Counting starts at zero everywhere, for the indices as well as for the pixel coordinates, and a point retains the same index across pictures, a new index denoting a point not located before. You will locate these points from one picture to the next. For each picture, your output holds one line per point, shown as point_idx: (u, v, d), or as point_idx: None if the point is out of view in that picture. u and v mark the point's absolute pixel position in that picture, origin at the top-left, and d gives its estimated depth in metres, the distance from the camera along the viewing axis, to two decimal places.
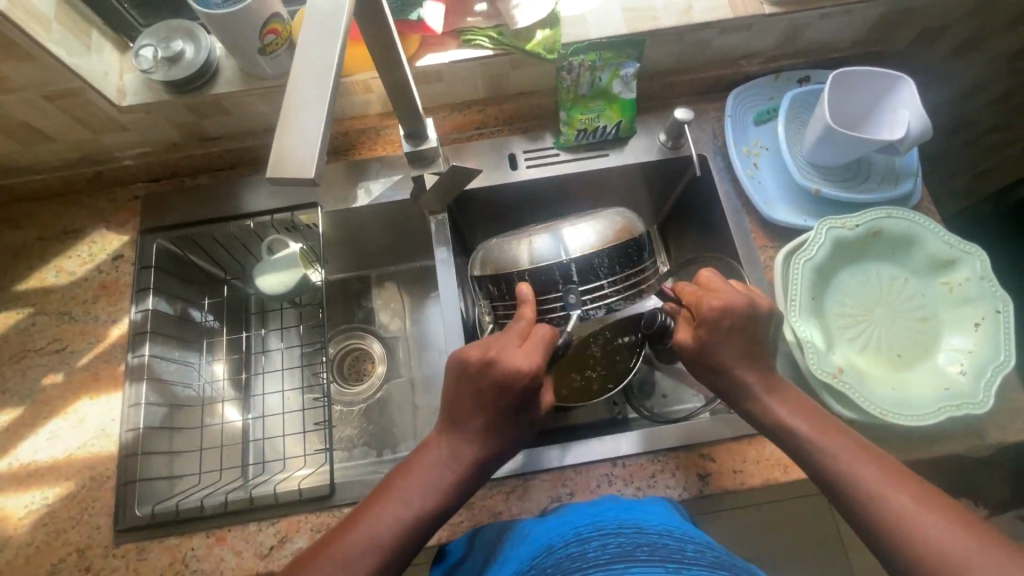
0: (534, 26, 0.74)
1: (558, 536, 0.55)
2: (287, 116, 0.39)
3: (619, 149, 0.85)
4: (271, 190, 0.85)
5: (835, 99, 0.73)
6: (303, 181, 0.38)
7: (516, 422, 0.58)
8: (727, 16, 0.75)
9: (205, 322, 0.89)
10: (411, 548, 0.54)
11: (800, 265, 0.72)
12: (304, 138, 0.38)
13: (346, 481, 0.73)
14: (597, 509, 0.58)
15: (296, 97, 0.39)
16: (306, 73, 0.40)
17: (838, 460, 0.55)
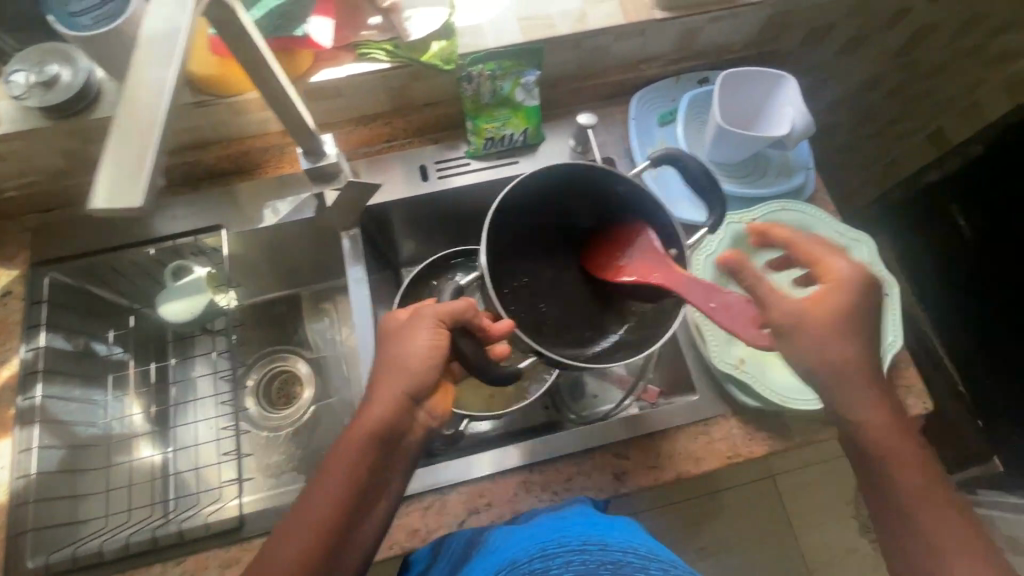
0: (430, 37, 0.73)
1: (523, 549, 0.53)
2: (113, 141, 0.37)
3: (530, 155, 0.85)
4: (173, 213, 0.82)
5: (726, 97, 0.76)
6: (130, 206, 0.36)
7: (409, 373, 0.56)
8: (620, 22, 0.77)
9: (111, 355, 0.85)
10: (329, 526, 0.51)
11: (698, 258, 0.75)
12: (131, 162, 0.37)
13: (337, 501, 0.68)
14: (568, 521, 0.57)
15: (124, 121, 0.37)
16: (137, 97, 0.38)
17: (879, 446, 0.54)
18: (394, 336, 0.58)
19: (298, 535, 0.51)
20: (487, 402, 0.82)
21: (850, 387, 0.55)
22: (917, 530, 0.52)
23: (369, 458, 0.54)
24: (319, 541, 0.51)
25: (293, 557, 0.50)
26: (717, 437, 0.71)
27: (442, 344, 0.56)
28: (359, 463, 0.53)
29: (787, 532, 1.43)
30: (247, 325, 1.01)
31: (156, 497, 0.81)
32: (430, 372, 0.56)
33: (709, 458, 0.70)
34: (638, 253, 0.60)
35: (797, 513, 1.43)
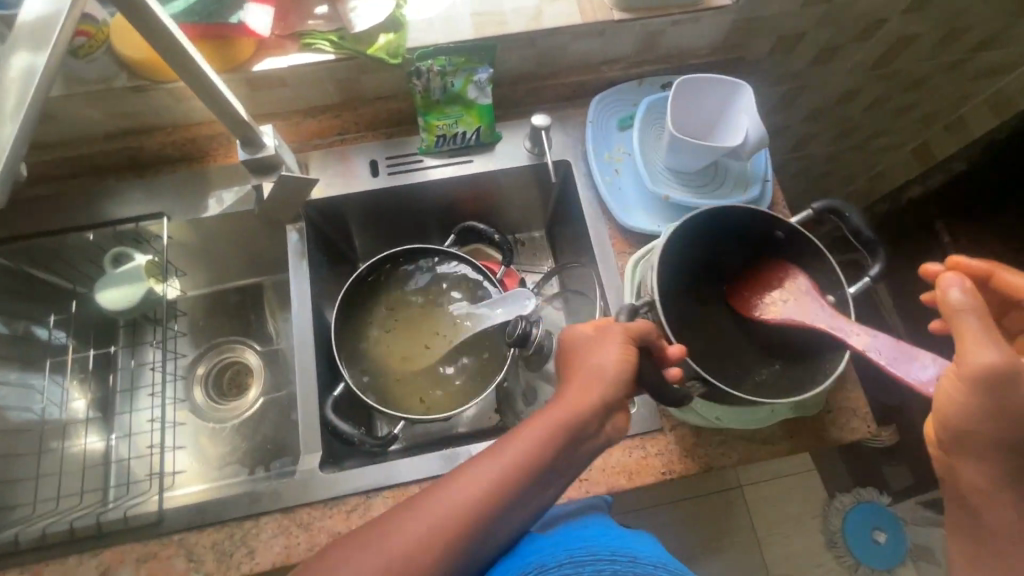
0: (376, 30, 0.72)
1: (547, 552, 0.48)
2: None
3: (484, 155, 0.83)
4: (117, 199, 0.81)
5: (680, 104, 0.74)
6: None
7: (600, 382, 0.56)
8: (576, 22, 0.75)
9: (53, 340, 0.84)
10: (480, 502, 0.49)
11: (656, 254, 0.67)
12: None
13: (255, 498, 0.67)
14: (588, 532, 0.51)
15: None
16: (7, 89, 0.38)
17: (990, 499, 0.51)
18: (586, 346, 0.59)
19: (450, 504, 0.49)
20: (424, 406, 0.80)
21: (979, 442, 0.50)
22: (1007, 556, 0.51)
23: (550, 452, 0.52)
24: (479, 519, 0.49)
25: (438, 526, 0.48)
26: (654, 453, 0.70)
27: (629, 360, 0.56)
28: (541, 456, 0.52)
29: (754, 546, 1.37)
30: (198, 313, 1.00)
31: (102, 483, 0.83)
32: (623, 385, 0.56)
33: (644, 474, 0.69)
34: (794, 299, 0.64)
35: (764, 526, 1.38)
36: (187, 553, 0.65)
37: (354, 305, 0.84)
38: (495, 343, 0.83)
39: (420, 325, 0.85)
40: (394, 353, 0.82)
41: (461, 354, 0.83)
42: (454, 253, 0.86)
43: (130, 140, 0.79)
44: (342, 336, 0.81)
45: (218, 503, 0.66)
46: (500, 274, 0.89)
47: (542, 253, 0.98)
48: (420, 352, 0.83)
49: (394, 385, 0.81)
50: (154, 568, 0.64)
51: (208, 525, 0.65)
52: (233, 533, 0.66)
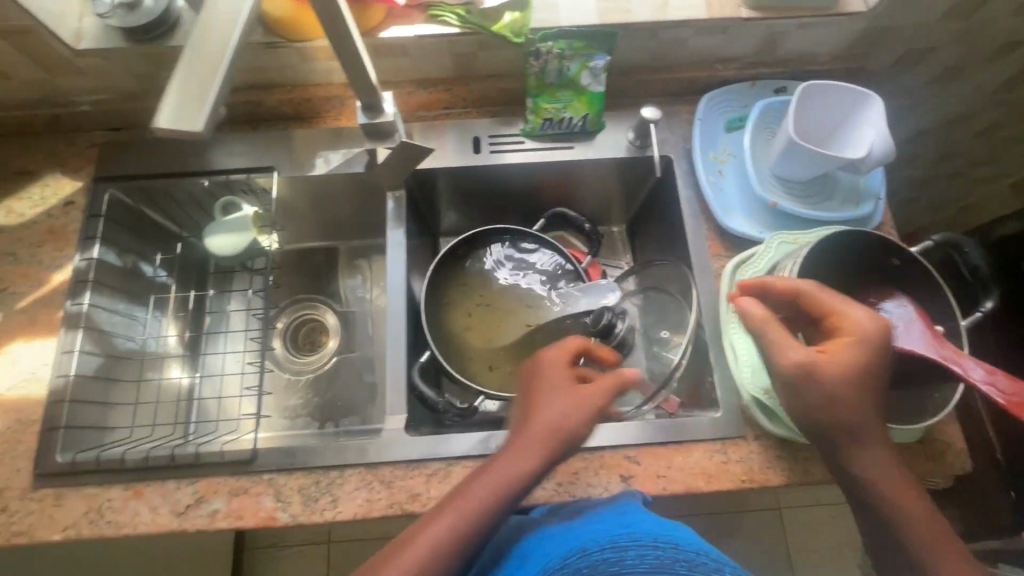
0: (503, 8, 0.72)
1: (591, 538, 0.51)
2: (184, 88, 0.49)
3: (585, 143, 0.83)
4: (228, 150, 0.83)
5: (803, 109, 0.71)
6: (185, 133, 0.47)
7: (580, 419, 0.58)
8: (702, 16, 0.74)
9: (155, 278, 0.89)
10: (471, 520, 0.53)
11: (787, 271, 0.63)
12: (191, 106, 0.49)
13: (341, 450, 0.70)
14: (626, 519, 0.53)
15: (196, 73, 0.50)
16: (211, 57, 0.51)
17: (865, 497, 0.55)
18: (546, 386, 0.61)
19: (463, 518, 0.53)
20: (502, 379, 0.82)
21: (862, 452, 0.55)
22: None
23: (541, 456, 0.57)
24: (472, 496, 0.54)
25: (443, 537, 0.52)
26: (734, 459, 0.69)
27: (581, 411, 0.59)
28: (527, 459, 0.56)
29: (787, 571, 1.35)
30: (282, 268, 1.04)
31: (177, 418, 0.85)
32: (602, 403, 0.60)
33: (722, 479, 0.68)
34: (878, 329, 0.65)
35: (800, 552, 1.36)
36: (275, 493, 0.68)
37: (442, 278, 0.86)
38: (575, 331, 0.84)
39: (504, 305, 0.86)
40: (475, 330, 0.84)
41: (542, 337, 0.83)
42: (543, 239, 0.88)
43: (250, 95, 0.82)
44: (430, 306, 0.83)
45: (307, 450, 0.70)
46: (585, 264, 0.89)
47: (621, 248, 0.97)
48: (502, 332, 0.84)
49: (475, 360, 0.82)
50: (244, 502, 0.68)
51: (298, 470, 0.69)
52: (319, 480, 0.69)
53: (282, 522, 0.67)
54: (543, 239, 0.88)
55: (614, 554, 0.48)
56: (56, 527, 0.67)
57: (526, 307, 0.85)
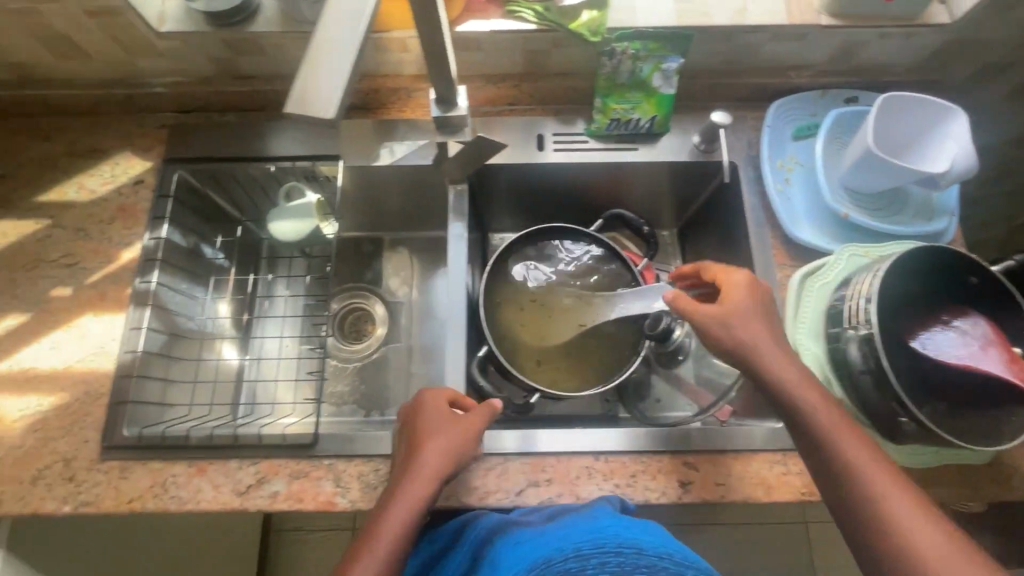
0: (582, 6, 0.72)
1: (555, 546, 0.51)
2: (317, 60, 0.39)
3: (650, 145, 0.83)
4: (293, 137, 0.84)
5: (881, 121, 0.70)
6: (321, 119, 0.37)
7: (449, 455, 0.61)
8: (783, 22, 0.73)
9: (215, 260, 0.90)
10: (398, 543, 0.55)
11: (866, 284, 0.62)
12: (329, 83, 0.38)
13: None
14: (599, 524, 0.54)
15: (333, 39, 0.39)
16: (346, 14, 0.40)
17: (839, 489, 0.53)
18: (434, 422, 0.63)
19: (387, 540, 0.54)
20: (553, 376, 0.82)
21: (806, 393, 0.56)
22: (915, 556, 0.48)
23: (431, 486, 0.58)
24: (390, 522, 0.55)
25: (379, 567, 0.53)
26: (794, 471, 0.69)
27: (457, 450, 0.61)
28: (416, 492, 0.57)
29: None
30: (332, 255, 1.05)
31: (230, 399, 0.86)
32: (470, 436, 0.63)
33: (781, 490, 0.68)
34: (947, 344, 0.64)
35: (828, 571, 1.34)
36: (335, 478, 0.69)
37: (498, 272, 0.85)
38: (629, 333, 0.83)
39: (559, 303, 0.85)
40: (529, 326, 0.84)
41: (596, 337, 0.83)
42: (600, 239, 0.87)
43: None
44: (487, 302, 0.83)
45: (367, 437, 0.71)
46: (641, 266, 0.88)
47: (673, 252, 0.96)
48: (556, 330, 0.84)
49: (528, 357, 0.82)
50: (304, 486, 0.69)
51: (357, 456, 0.69)
52: (378, 468, 0.70)
53: (341, 507, 0.68)
54: (599, 239, 0.87)
55: (577, 565, 0.49)
56: (122, 498, 0.68)
57: (581, 307, 0.85)
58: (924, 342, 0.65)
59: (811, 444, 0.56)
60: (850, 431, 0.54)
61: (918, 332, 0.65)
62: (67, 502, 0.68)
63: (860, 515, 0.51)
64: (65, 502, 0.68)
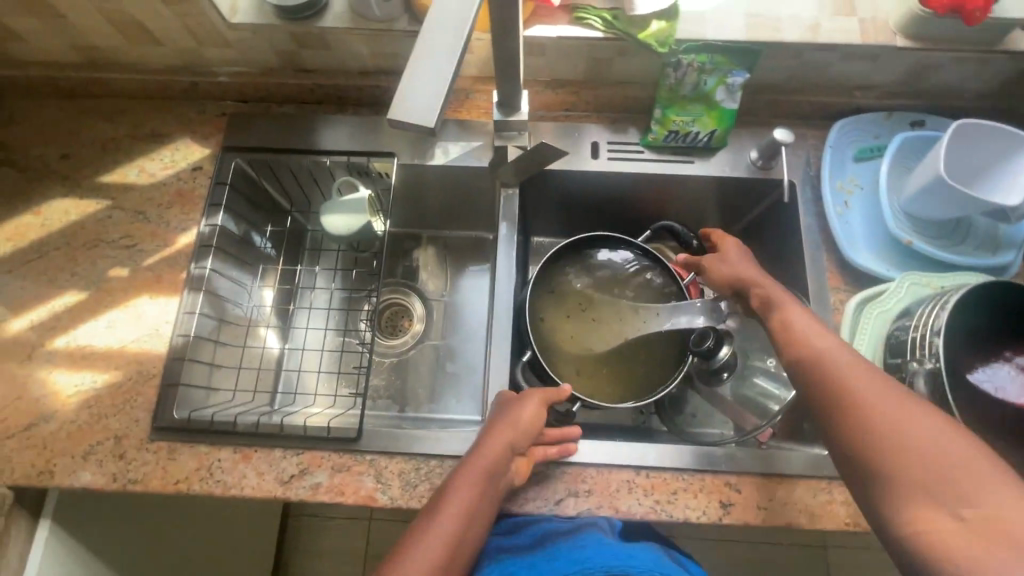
0: (652, 16, 0.71)
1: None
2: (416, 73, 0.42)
3: (705, 158, 0.81)
4: (349, 131, 0.85)
5: (953, 148, 0.69)
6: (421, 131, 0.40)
7: (517, 435, 0.64)
8: (855, 42, 0.71)
9: (263, 249, 0.91)
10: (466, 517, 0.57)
11: (933, 317, 0.61)
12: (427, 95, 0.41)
13: (441, 441, 0.71)
14: (581, 552, 0.59)
15: (431, 52, 0.43)
16: (444, 23, 0.43)
17: (838, 422, 0.51)
18: (508, 406, 0.67)
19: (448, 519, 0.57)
20: (591, 381, 0.81)
21: (805, 336, 0.58)
22: (907, 472, 0.46)
23: (498, 463, 0.61)
24: (466, 478, 0.60)
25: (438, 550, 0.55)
26: (839, 500, 0.67)
27: (530, 428, 0.65)
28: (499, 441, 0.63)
29: None
30: None
31: (270, 387, 0.87)
32: (537, 419, 0.67)
33: (826, 519, 0.67)
34: (1006, 381, 0.63)
35: None
36: (376, 474, 0.70)
37: (543, 278, 0.85)
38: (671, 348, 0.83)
39: (602, 311, 0.84)
40: (572, 332, 0.83)
41: (639, 349, 0.82)
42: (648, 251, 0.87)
43: (378, 79, 0.83)
44: (533, 309, 0.83)
45: (410, 435, 0.71)
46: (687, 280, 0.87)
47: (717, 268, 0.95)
48: (600, 338, 0.83)
49: (570, 364, 0.81)
50: (346, 479, 0.70)
51: (400, 454, 0.70)
52: (419, 467, 0.70)
53: (381, 503, 0.69)
54: (647, 250, 0.87)
55: None
56: (169, 479, 0.70)
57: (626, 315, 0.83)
58: (983, 377, 0.63)
59: (813, 388, 0.54)
60: (864, 374, 0.52)
61: (979, 367, 0.63)
62: (117, 478, 0.69)
63: (859, 441, 0.49)
64: (114, 478, 0.69)
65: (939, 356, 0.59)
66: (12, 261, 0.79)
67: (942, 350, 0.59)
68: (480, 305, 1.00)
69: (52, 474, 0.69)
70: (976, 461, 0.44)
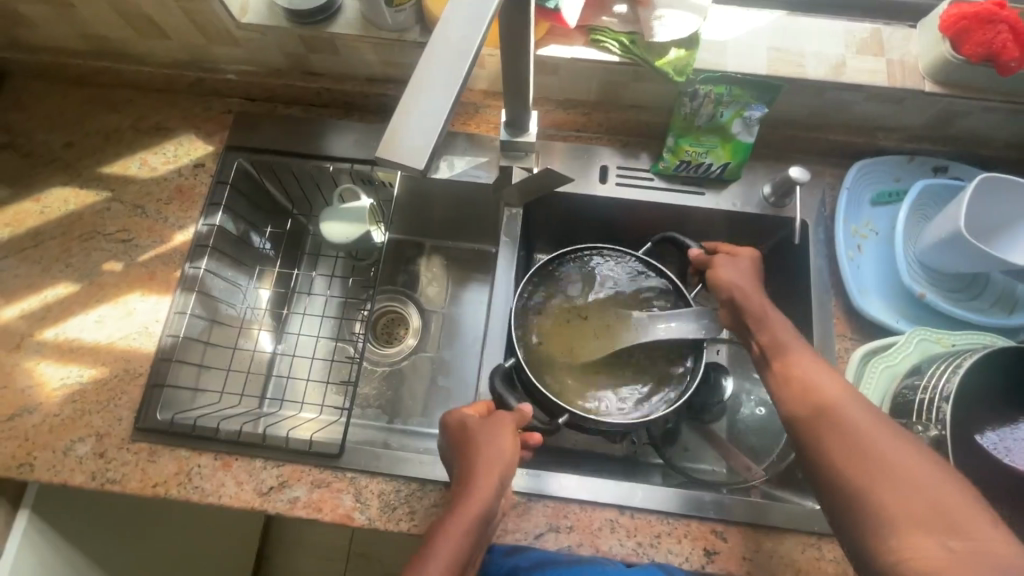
0: (671, 43, 0.69)
1: None
2: (413, 95, 0.37)
3: (716, 190, 0.78)
4: (354, 137, 0.83)
5: (975, 202, 0.66)
6: (411, 170, 0.35)
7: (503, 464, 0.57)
8: (881, 84, 0.69)
9: (262, 249, 0.90)
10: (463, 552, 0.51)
11: (945, 379, 0.58)
12: (424, 123, 0.36)
13: (422, 463, 0.69)
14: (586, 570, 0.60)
15: (431, 70, 0.37)
16: (447, 51, 0.38)
17: (851, 468, 0.48)
18: (484, 426, 0.60)
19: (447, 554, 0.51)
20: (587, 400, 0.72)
21: (807, 375, 0.55)
22: (924, 517, 0.43)
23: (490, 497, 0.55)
24: (458, 516, 0.53)
25: None
26: (827, 557, 0.65)
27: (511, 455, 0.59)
28: (494, 482, 0.55)
29: None
30: None
31: (259, 390, 0.86)
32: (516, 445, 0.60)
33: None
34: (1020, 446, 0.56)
35: None
36: (355, 493, 0.69)
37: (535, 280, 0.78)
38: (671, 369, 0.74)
39: (597, 320, 0.76)
40: (562, 340, 0.75)
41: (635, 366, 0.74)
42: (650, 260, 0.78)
43: (387, 88, 0.81)
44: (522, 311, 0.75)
45: (393, 455, 0.70)
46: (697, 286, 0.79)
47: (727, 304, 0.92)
48: (590, 348, 0.75)
49: (562, 378, 0.73)
50: (325, 496, 0.68)
51: (381, 474, 0.68)
52: (399, 489, 0.69)
53: (358, 522, 0.67)
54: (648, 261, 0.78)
55: None
56: (147, 481, 0.69)
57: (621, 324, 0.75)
58: (996, 441, 0.56)
59: (822, 432, 0.51)
60: (874, 420, 0.50)
61: (988, 429, 0.56)
62: (95, 477, 0.69)
63: (874, 487, 0.46)
64: (92, 477, 0.69)
65: (946, 423, 0.56)
66: (9, 246, 0.78)
67: (950, 416, 0.55)
68: (476, 320, 0.99)
69: (31, 467, 0.69)
70: (959, 496, 0.44)
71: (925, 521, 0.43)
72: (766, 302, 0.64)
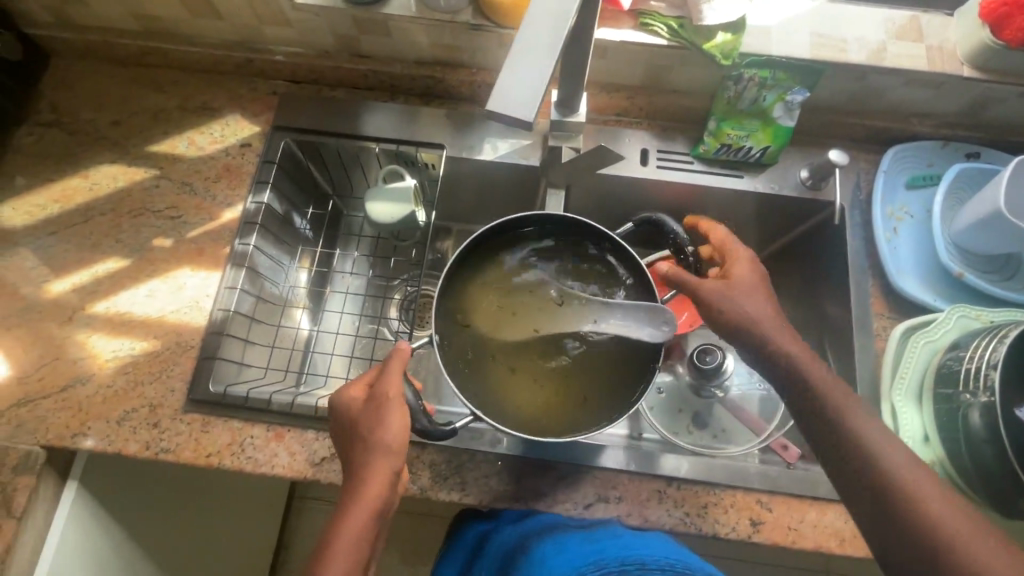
0: (718, 27, 0.71)
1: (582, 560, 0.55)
2: (518, 60, 0.41)
3: (755, 174, 0.80)
4: (398, 119, 0.85)
5: (1017, 184, 0.67)
6: (521, 122, 0.39)
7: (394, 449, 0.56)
8: (921, 69, 0.71)
9: (302, 230, 0.91)
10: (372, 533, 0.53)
11: (989, 350, 0.59)
12: (529, 82, 0.40)
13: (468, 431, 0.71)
14: (597, 544, 0.58)
15: (531, 38, 0.41)
16: (544, 21, 0.42)
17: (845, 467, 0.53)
18: (371, 409, 0.57)
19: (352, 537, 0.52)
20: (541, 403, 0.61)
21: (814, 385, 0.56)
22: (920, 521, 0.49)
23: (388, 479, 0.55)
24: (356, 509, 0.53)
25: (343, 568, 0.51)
26: None
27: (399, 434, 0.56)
28: (388, 466, 0.55)
29: None
30: None
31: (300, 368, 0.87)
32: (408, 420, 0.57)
33: (856, 544, 0.66)
34: None
35: None
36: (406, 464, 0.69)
37: (482, 245, 0.66)
38: (609, 377, 0.62)
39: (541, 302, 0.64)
40: (501, 316, 0.64)
41: (571, 369, 0.62)
42: (630, 246, 0.64)
43: (432, 71, 0.83)
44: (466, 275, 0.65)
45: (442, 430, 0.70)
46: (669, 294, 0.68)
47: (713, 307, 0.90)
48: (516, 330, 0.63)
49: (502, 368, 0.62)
50: None
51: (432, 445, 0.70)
52: (451, 460, 0.70)
53: (410, 493, 0.68)
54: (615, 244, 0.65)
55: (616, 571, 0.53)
56: (201, 451, 0.70)
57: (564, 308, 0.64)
58: None
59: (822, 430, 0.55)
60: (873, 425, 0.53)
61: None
62: (149, 446, 0.70)
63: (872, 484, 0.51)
64: (147, 447, 0.70)
65: (994, 390, 0.57)
66: (59, 222, 0.79)
67: (1000, 383, 0.57)
68: None
69: (84, 437, 0.70)
70: (944, 512, 0.49)
71: (912, 532, 0.49)
72: (771, 313, 0.60)
